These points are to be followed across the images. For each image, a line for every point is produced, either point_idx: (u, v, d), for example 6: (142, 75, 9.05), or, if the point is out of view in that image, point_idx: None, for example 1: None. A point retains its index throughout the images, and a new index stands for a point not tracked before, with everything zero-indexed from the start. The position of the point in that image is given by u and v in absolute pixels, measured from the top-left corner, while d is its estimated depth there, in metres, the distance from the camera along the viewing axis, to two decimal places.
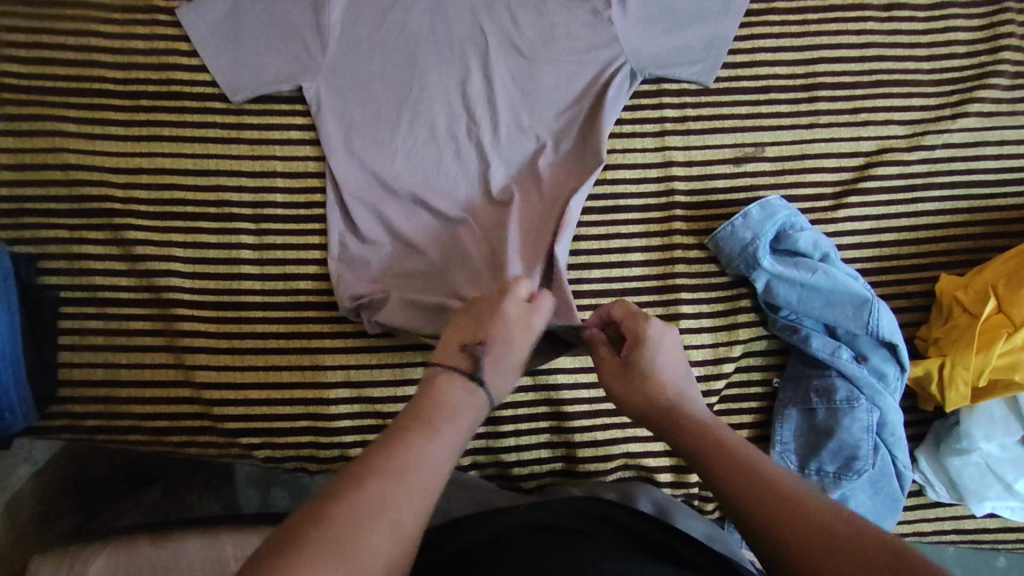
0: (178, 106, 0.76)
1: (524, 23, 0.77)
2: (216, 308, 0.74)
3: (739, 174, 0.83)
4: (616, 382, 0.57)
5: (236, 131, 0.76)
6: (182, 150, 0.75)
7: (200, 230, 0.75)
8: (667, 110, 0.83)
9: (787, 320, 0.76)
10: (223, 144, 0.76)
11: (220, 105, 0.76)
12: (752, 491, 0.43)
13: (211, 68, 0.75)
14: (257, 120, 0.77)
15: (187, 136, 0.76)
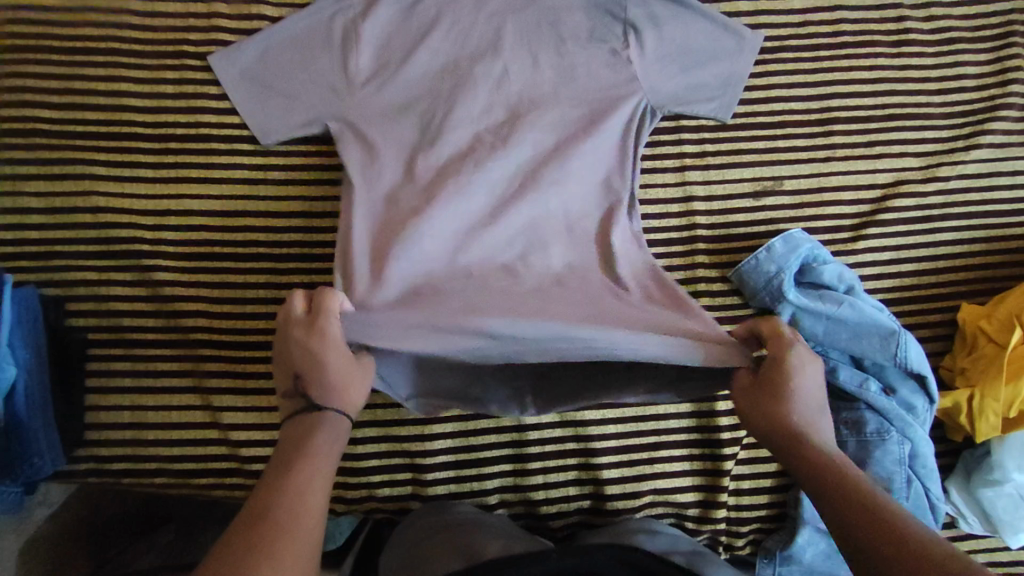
0: (206, 149, 0.77)
1: (546, 67, 0.79)
2: (242, 349, 0.74)
3: (759, 208, 0.84)
4: (751, 398, 0.59)
5: (264, 172, 0.77)
6: (210, 192, 0.76)
7: (227, 270, 0.75)
8: (687, 146, 0.84)
9: (813, 352, 0.76)
10: (251, 185, 0.77)
11: (248, 147, 0.77)
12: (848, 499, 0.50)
13: (242, 113, 0.76)
14: (285, 161, 0.78)
15: (215, 177, 0.77)
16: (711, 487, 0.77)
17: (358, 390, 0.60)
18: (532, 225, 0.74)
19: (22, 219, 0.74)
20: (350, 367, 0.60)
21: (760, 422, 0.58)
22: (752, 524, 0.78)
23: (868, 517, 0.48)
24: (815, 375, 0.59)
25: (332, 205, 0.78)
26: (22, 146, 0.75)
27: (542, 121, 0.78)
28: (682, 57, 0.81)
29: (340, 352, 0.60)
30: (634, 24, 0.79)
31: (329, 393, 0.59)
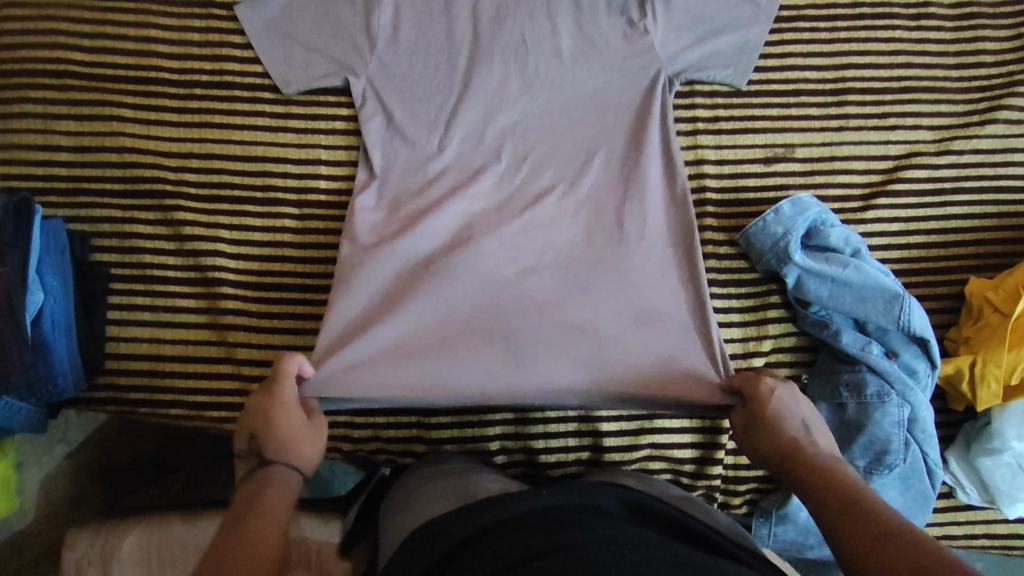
0: (229, 96, 0.79)
1: (566, 36, 0.80)
2: (258, 288, 0.76)
3: (769, 173, 0.84)
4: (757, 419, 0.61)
5: (284, 120, 0.80)
6: (231, 137, 0.79)
7: (246, 213, 0.77)
8: (700, 111, 0.85)
9: (817, 316, 0.77)
10: (271, 132, 0.79)
11: (270, 95, 0.80)
12: (834, 497, 0.52)
13: (265, 63, 0.79)
14: (304, 111, 0.80)
15: (237, 123, 0.79)
16: (709, 444, 0.78)
17: (310, 449, 0.62)
18: (540, 193, 0.78)
19: (51, 157, 0.77)
20: (301, 430, 0.63)
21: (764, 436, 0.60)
22: (750, 483, 0.79)
23: (851, 521, 0.49)
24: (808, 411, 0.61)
25: (347, 155, 0.80)
26: (53, 87, 0.78)
27: (560, 100, 0.80)
28: (699, 24, 0.81)
29: (294, 414, 0.63)
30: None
31: (282, 448, 0.60)
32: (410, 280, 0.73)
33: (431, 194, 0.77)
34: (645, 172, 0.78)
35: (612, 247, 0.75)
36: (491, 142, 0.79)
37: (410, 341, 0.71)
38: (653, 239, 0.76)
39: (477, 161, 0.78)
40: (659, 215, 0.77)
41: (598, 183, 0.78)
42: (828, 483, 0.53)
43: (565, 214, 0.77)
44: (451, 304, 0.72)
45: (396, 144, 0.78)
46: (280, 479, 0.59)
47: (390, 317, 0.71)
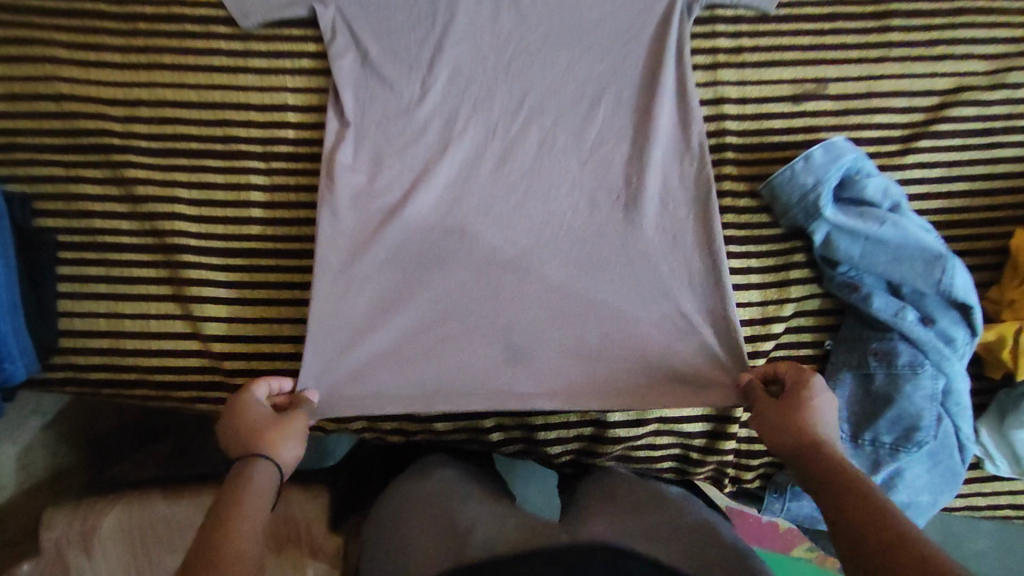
0: (180, 31, 0.69)
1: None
2: (224, 254, 0.68)
3: (798, 113, 0.74)
4: (767, 410, 0.57)
5: (242, 59, 0.70)
6: (184, 81, 0.69)
7: (205, 170, 0.69)
8: (721, 40, 0.74)
9: (846, 277, 0.69)
10: (228, 73, 0.69)
11: (226, 30, 0.70)
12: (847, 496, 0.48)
13: None
14: (266, 47, 0.70)
15: (190, 64, 0.69)
16: (721, 417, 0.72)
17: (284, 431, 0.55)
18: (539, 145, 0.71)
19: None
20: (267, 419, 0.56)
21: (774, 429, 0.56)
22: (764, 457, 0.74)
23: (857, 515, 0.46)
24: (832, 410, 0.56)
25: (317, 99, 0.70)
26: None
27: (560, 41, 0.71)
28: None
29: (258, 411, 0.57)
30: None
31: (248, 444, 0.54)
32: (400, 248, 0.68)
33: (418, 148, 0.70)
34: (656, 124, 0.70)
35: (619, 206, 0.69)
36: (482, 84, 0.71)
37: (403, 317, 0.66)
38: (663, 199, 0.69)
39: (467, 112, 0.71)
40: (673, 165, 0.70)
41: (604, 132, 0.71)
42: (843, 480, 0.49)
43: (565, 171, 0.70)
44: (445, 276, 0.68)
45: (372, 88, 0.70)
46: (253, 470, 0.52)
47: (379, 292, 0.67)
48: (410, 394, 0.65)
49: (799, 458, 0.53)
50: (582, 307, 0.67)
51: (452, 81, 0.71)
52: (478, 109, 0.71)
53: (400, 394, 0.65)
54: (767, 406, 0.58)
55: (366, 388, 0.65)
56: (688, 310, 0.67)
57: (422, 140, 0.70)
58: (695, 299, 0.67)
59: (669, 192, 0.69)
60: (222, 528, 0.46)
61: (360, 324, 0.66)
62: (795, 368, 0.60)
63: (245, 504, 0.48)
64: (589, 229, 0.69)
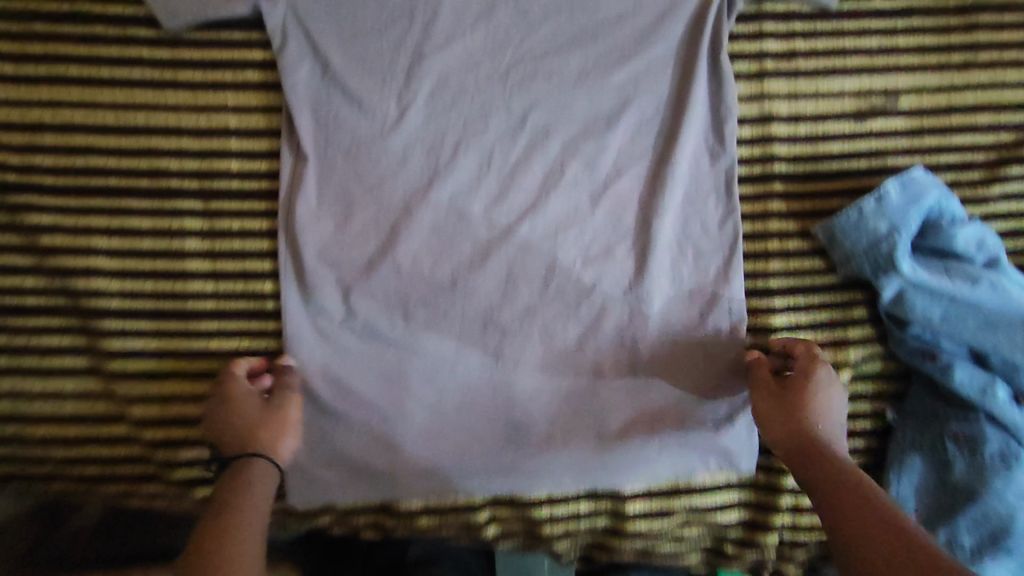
0: (83, 35, 0.55)
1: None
2: (154, 318, 0.56)
3: (861, 134, 0.60)
4: (770, 406, 0.54)
5: (169, 71, 0.55)
6: (95, 99, 0.55)
7: (124, 213, 0.55)
8: (769, 43, 0.59)
9: (920, 342, 0.56)
10: (151, 89, 0.55)
11: (147, 33, 0.55)
12: (858, 519, 0.45)
13: None
14: (199, 55, 0.56)
15: (102, 77, 0.55)
16: (761, 505, 0.61)
17: (278, 431, 0.53)
18: (545, 179, 0.57)
19: None
20: (262, 411, 0.53)
21: (776, 431, 0.53)
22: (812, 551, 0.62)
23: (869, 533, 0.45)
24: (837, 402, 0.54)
25: (269, 120, 0.56)
26: None
27: (570, 48, 0.57)
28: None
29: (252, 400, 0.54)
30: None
31: (243, 444, 0.52)
32: (379, 311, 0.56)
33: (395, 183, 0.56)
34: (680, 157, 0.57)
35: (637, 259, 0.58)
36: (472, 100, 0.56)
37: (385, 393, 0.57)
38: (681, 250, 0.58)
39: (454, 141, 0.57)
40: (698, 208, 0.58)
41: (622, 163, 0.58)
42: (853, 498, 0.47)
43: (575, 212, 0.58)
44: (434, 345, 0.57)
45: (335, 107, 0.56)
46: (250, 478, 0.50)
47: (355, 365, 0.57)
48: (397, 484, 0.58)
49: (806, 459, 0.51)
50: (590, 380, 0.58)
51: (435, 98, 0.56)
52: (467, 133, 0.56)
53: (389, 480, 0.58)
54: (772, 397, 0.54)
55: (343, 474, 0.57)
56: (704, 379, 0.59)
57: (399, 173, 0.56)
58: (712, 365, 0.59)
59: (695, 241, 0.58)
60: (221, 541, 0.46)
61: (337, 403, 0.57)
62: (805, 353, 0.55)
63: (240, 516, 0.48)
64: (603, 289, 0.58)
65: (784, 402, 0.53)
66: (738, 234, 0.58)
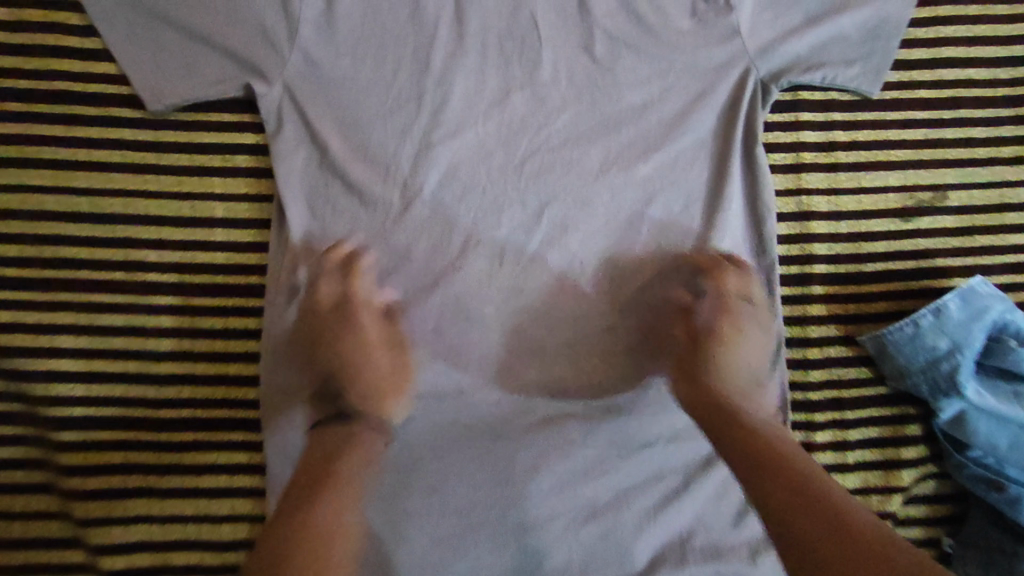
0: (64, 115, 0.51)
1: (609, 22, 0.52)
2: (121, 428, 0.50)
3: (908, 232, 0.55)
4: (684, 363, 0.50)
5: (157, 155, 0.52)
6: (70, 184, 0.51)
7: (96, 308, 0.50)
8: (806, 134, 0.55)
9: (983, 470, 0.50)
10: (135, 174, 0.51)
11: (135, 116, 0.52)
12: (764, 466, 0.40)
13: (126, 65, 0.51)
14: (191, 140, 0.52)
15: (80, 160, 0.51)
16: None
17: (363, 388, 0.50)
18: (562, 277, 0.52)
19: None
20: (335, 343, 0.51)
21: (686, 390, 0.49)
22: None
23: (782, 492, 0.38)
24: (753, 348, 0.51)
25: (259, 208, 0.53)
26: None
27: (590, 134, 0.53)
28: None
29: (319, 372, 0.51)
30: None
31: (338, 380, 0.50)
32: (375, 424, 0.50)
33: (396, 280, 0.52)
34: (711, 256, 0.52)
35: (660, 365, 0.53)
36: (483, 191, 0.52)
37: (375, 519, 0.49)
38: None
39: (463, 237, 0.51)
40: None
41: (645, 260, 0.53)
42: (760, 442, 0.42)
43: (588, 312, 0.53)
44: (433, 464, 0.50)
45: (334, 196, 0.51)
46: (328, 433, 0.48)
47: None
48: None
49: (712, 419, 0.45)
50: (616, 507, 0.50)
51: (442, 190, 0.51)
52: (478, 227, 0.52)
53: None
54: (687, 354, 0.50)
55: None
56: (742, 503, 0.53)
57: (400, 269, 0.52)
58: None
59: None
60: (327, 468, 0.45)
61: None
62: (714, 265, 0.52)
63: (350, 469, 0.46)
64: (629, 396, 0.53)
65: (697, 350, 0.50)
66: (784, 338, 0.53)
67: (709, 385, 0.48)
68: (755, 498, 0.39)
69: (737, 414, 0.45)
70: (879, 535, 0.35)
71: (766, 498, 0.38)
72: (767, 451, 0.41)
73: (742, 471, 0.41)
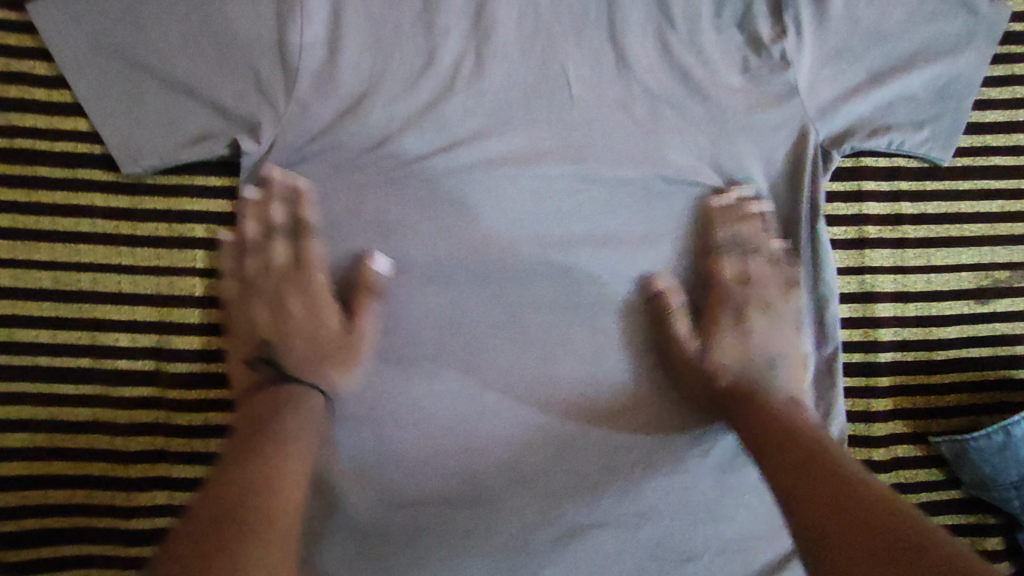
0: (47, 185, 0.46)
1: (652, 79, 0.46)
2: (123, 525, 0.47)
3: (982, 315, 0.50)
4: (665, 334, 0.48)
5: (152, 229, 0.47)
6: (56, 262, 0.46)
7: (56, 402, 0.46)
8: (871, 206, 0.50)
9: None
10: (129, 249, 0.47)
11: (126, 186, 0.47)
12: (812, 467, 0.36)
13: (98, 122, 0.44)
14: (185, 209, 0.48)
15: (64, 236, 0.46)
16: None
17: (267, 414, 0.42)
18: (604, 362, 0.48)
19: None
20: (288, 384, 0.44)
21: (701, 373, 0.47)
22: None
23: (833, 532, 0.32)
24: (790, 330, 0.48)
25: None
26: None
27: (630, 206, 0.48)
28: (872, 48, 0.47)
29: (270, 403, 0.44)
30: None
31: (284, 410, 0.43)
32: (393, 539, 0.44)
33: (422, 367, 0.46)
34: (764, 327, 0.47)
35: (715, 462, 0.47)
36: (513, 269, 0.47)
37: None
38: None
39: (493, 320, 0.46)
40: None
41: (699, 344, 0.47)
42: (795, 443, 0.38)
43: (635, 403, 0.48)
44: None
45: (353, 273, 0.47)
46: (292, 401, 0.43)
47: None
48: None
49: (744, 408, 0.43)
50: None
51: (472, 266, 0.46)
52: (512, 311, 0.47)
53: None
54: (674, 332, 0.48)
55: None
56: None
57: (424, 355, 0.46)
58: None
59: None
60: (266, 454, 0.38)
61: None
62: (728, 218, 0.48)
63: (285, 423, 0.41)
64: (671, 505, 0.46)
65: (660, 328, 0.48)
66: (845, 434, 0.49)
67: (707, 369, 0.46)
68: (785, 494, 0.35)
69: (764, 405, 0.42)
70: (920, 537, 0.30)
71: (801, 495, 0.35)
72: (821, 453, 0.37)
73: (783, 473, 0.37)
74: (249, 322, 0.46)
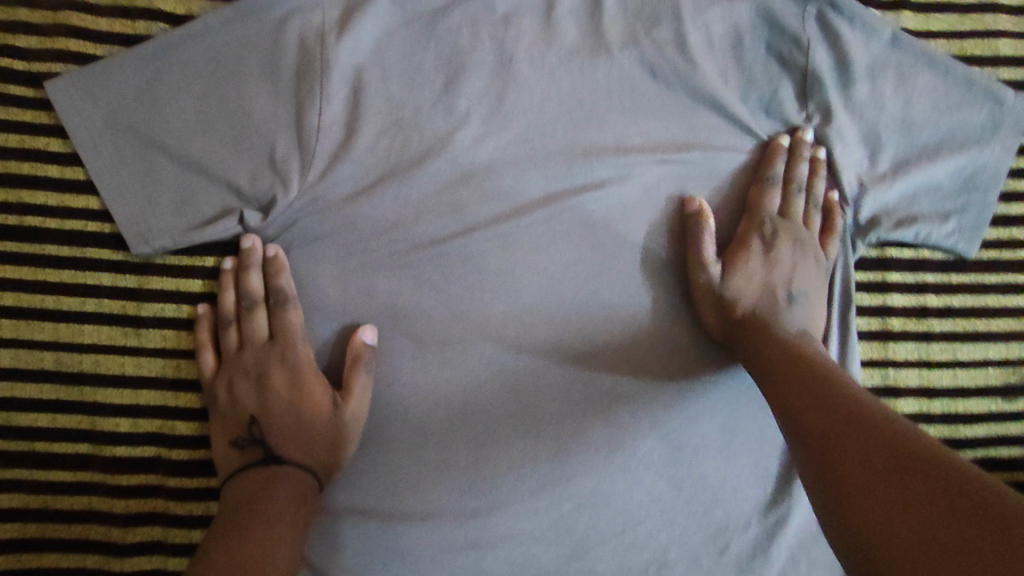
0: (58, 267, 0.45)
1: (681, 171, 0.46)
2: None
3: (1006, 409, 0.51)
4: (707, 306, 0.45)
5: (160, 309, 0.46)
6: (64, 345, 0.45)
7: (49, 487, 0.45)
8: (897, 296, 0.51)
9: None
10: (135, 330, 0.45)
11: (139, 267, 0.46)
12: (838, 428, 0.33)
13: (110, 200, 0.43)
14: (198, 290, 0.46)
15: (74, 319, 0.45)
16: None
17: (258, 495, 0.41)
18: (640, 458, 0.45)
19: None
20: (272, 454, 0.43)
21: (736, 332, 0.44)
22: None
23: (854, 479, 0.30)
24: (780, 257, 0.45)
25: None
26: None
27: (662, 284, 0.46)
28: (897, 139, 0.47)
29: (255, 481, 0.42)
30: (816, 80, 0.46)
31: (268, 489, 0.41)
32: None
33: (444, 462, 0.44)
34: None
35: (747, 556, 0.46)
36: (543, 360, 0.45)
37: None
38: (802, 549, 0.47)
39: (508, 409, 0.45)
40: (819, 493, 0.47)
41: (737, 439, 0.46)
42: (827, 400, 0.35)
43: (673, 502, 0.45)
44: None
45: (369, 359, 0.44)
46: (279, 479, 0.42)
47: None
48: None
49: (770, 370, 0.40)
50: None
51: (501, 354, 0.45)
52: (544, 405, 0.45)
53: None
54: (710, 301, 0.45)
55: None
56: None
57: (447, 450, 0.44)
58: None
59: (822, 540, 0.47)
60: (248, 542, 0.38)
61: None
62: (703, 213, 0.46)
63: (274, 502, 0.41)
64: None
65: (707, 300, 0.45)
66: None
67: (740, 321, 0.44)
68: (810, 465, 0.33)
69: (797, 359, 0.39)
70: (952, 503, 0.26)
71: (824, 460, 0.32)
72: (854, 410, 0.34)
73: (806, 435, 0.34)
74: (230, 398, 0.44)
